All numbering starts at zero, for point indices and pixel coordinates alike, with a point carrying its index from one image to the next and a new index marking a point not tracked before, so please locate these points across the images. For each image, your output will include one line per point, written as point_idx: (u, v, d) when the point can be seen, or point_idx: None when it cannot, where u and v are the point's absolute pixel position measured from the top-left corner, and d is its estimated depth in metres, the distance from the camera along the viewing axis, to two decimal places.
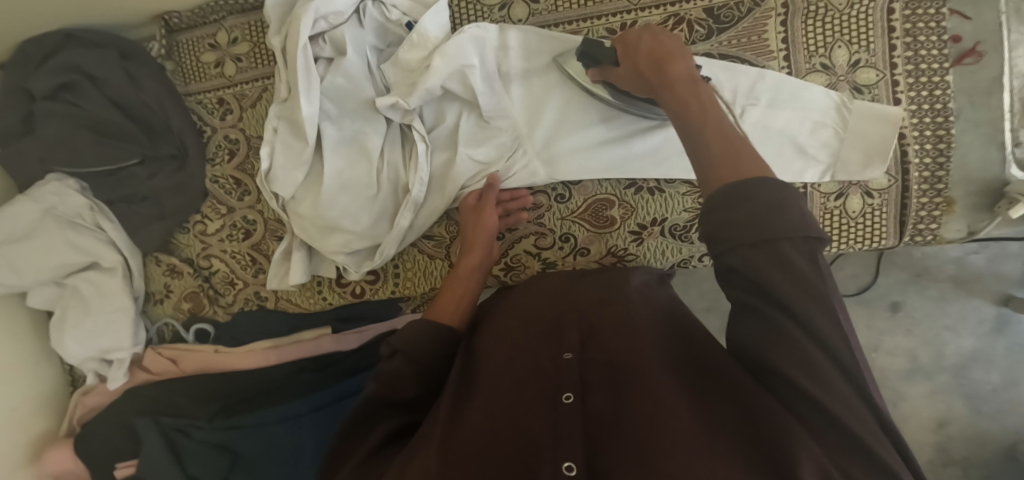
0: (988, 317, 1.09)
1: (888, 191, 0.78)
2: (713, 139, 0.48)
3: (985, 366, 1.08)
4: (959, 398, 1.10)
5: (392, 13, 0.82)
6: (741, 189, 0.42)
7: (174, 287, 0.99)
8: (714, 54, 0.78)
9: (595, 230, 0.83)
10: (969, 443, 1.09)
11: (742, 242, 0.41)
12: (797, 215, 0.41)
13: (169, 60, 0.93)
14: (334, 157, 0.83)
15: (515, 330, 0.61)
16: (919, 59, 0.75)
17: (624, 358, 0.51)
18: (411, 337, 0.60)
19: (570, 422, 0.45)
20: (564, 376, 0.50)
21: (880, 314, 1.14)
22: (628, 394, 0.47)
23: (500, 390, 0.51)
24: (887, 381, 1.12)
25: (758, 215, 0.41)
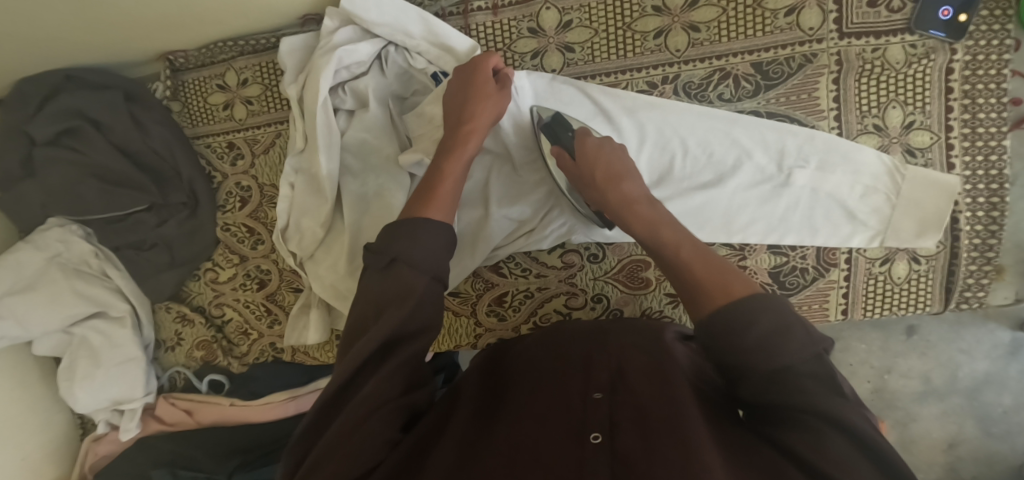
0: (1002, 342, 1.06)
1: (936, 258, 0.75)
2: (695, 267, 0.52)
3: (998, 389, 1.07)
4: (972, 420, 1.09)
5: (418, 61, 0.76)
6: (735, 315, 0.45)
7: (186, 335, 0.95)
8: (762, 112, 0.74)
9: (629, 291, 0.80)
10: (980, 463, 1.11)
11: (757, 366, 0.43)
12: (803, 336, 0.43)
13: (175, 101, 0.87)
14: (356, 215, 0.78)
15: (540, 371, 0.60)
16: (977, 122, 0.72)
17: (654, 404, 0.50)
18: (411, 244, 0.54)
19: (599, 463, 0.43)
20: (592, 417, 0.49)
21: (896, 336, 1.11)
22: (658, 439, 0.45)
23: (521, 423, 0.49)
24: (897, 403, 1.12)
25: (767, 338, 0.43)
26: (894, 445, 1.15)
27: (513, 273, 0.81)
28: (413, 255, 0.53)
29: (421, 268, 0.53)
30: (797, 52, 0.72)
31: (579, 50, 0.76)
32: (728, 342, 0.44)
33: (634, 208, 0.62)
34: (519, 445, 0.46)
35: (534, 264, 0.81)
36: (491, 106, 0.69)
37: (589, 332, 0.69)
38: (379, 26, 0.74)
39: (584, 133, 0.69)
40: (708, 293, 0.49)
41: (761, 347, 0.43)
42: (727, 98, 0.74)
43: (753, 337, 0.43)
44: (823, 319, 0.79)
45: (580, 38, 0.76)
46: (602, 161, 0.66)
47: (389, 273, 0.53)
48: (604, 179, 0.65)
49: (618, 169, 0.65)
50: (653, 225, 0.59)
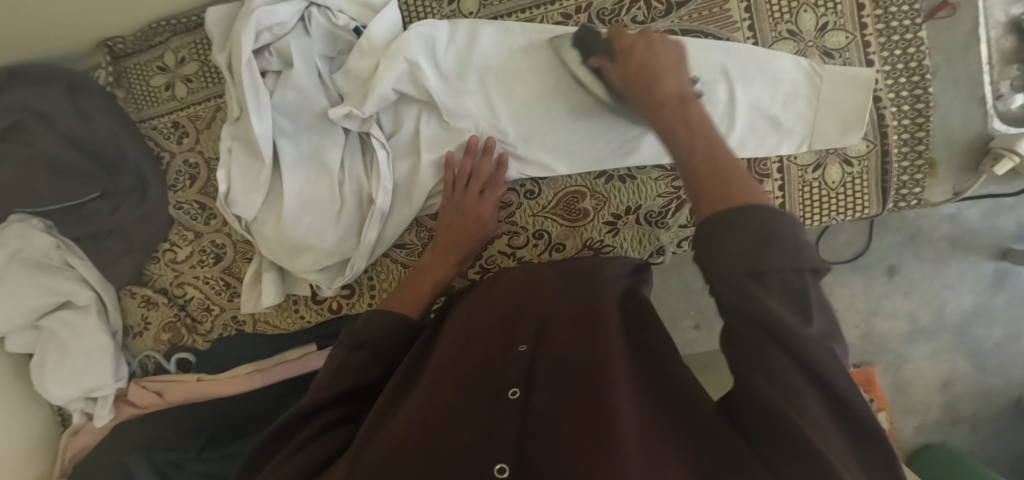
0: (986, 273, 1.19)
1: (868, 157, 0.75)
2: (702, 171, 0.49)
3: (986, 322, 1.20)
4: (963, 355, 1.21)
5: (339, 18, 0.79)
6: (725, 217, 0.42)
7: (152, 318, 0.97)
8: (677, 30, 0.75)
9: (568, 224, 0.80)
10: (976, 399, 1.22)
11: (735, 256, 0.40)
12: (791, 246, 0.39)
13: (119, 88, 0.90)
14: (295, 176, 0.80)
15: (471, 327, 0.60)
16: (890, 17, 0.72)
17: (571, 353, 0.52)
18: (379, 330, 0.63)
19: (511, 418, 0.45)
20: (513, 372, 0.50)
21: (879, 278, 1.23)
22: (574, 397, 0.46)
23: (440, 386, 0.52)
24: (889, 345, 1.23)
25: (757, 242, 0.40)
26: (889, 389, 1.24)
27: None
28: (381, 342, 0.62)
29: (382, 357, 0.62)
30: None
31: None
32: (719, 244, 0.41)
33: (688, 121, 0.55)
34: (440, 408, 0.48)
35: None
36: (475, 234, 0.76)
37: (527, 273, 0.66)
38: None
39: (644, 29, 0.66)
40: (712, 187, 0.47)
41: (739, 252, 0.40)
42: (640, 20, 0.75)
43: (736, 243, 0.40)
44: None
45: None
46: (636, 55, 0.64)
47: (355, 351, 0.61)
48: (638, 81, 0.62)
49: (654, 67, 0.61)
50: (689, 122, 0.55)
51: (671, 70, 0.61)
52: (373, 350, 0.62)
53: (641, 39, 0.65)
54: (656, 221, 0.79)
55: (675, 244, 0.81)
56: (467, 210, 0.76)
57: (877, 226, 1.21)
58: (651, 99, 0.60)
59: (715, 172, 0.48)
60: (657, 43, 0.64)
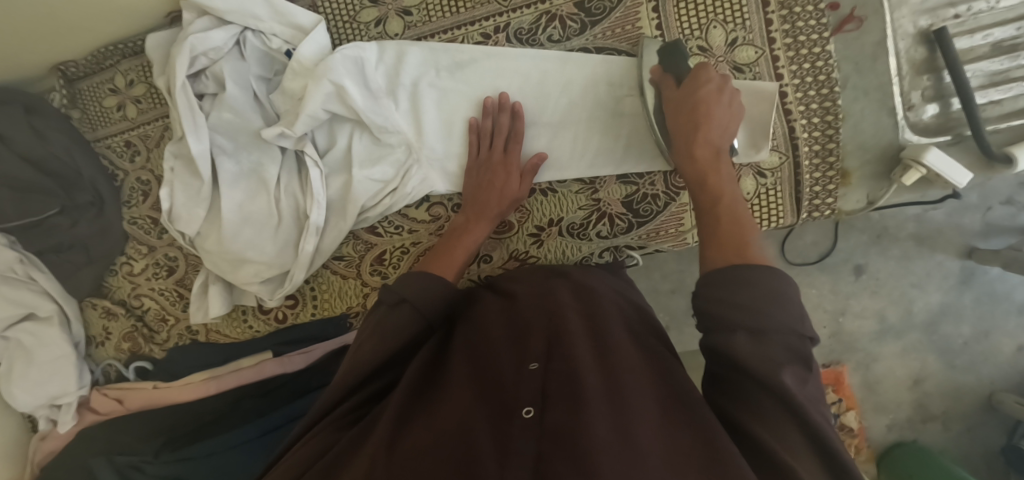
0: (955, 271, 1.20)
1: (780, 168, 0.76)
2: (724, 218, 0.57)
3: (955, 320, 1.21)
4: (933, 353, 1.22)
5: (273, 42, 0.82)
6: (743, 271, 0.50)
7: (112, 329, 1.02)
8: (591, 48, 0.77)
9: (494, 235, 0.83)
10: (946, 398, 1.23)
11: (739, 323, 0.47)
12: (792, 310, 0.47)
13: (74, 109, 0.94)
14: (233, 192, 0.84)
15: (480, 344, 0.60)
16: (797, 31, 0.73)
17: (584, 367, 0.51)
18: (422, 291, 0.64)
19: (526, 439, 0.43)
20: (524, 391, 0.49)
21: (846, 278, 1.23)
22: (593, 413, 0.45)
23: (450, 402, 0.51)
24: (857, 344, 1.24)
25: (755, 299, 0.47)
26: (860, 388, 1.25)
27: (388, 232, 0.86)
28: (423, 304, 0.64)
29: (423, 316, 0.64)
30: None
31: (416, 12, 0.80)
32: (720, 296, 0.49)
33: (709, 175, 0.62)
34: (448, 426, 0.47)
35: (405, 221, 0.86)
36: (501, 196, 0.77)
37: (537, 291, 0.68)
38: (228, 13, 0.80)
39: (704, 68, 0.67)
40: (726, 240, 0.55)
41: (752, 301, 0.47)
42: (556, 39, 0.78)
43: (743, 296, 0.48)
44: (682, 241, 0.81)
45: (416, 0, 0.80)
46: (704, 93, 0.65)
47: (393, 312, 0.63)
48: (688, 115, 0.65)
49: (705, 111, 0.64)
50: (714, 169, 0.63)
51: (726, 122, 0.65)
52: (411, 310, 0.63)
53: (717, 77, 0.66)
54: (579, 232, 0.81)
55: (598, 255, 0.83)
56: (494, 175, 0.77)
57: (841, 226, 1.20)
58: (688, 142, 0.65)
59: (732, 232, 0.56)
60: (726, 97, 0.65)
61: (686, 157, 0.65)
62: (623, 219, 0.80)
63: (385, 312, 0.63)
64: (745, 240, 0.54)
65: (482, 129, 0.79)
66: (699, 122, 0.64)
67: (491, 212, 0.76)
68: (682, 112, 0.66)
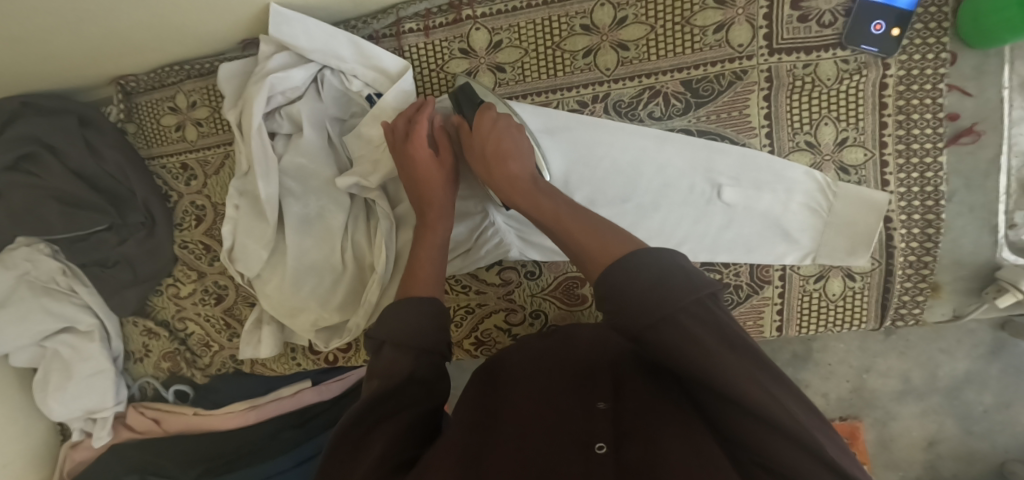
0: (983, 341, 1.12)
1: (871, 274, 0.74)
2: (580, 234, 0.56)
3: (979, 388, 1.13)
4: (951, 418, 1.16)
5: (353, 84, 0.77)
6: (615, 271, 0.49)
7: (152, 347, 0.99)
8: (693, 130, 0.74)
9: (566, 307, 0.81)
10: (959, 460, 1.19)
11: (638, 312, 0.45)
12: (682, 280, 0.45)
13: (130, 123, 0.89)
14: (299, 236, 0.81)
15: (542, 378, 0.62)
16: (911, 138, 0.70)
17: (653, 407, 0.53)
18: (397, 325, 0.57)
19: (605, 471, 0.47)
20: (596, 426, 0.52)
21: (874, 336, 1.17)
22: (661, 447, 0.47)
23: (522, 430, 0.53)
24: (876, 401, 1.19)
25: (648, 290, 0.46)
26: (874, 444, 1.22)
27: (455, 289, 0.83)
28: (399, 334, 0.57)
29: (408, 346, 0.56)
30: (727, 69, 0.72)
31: (509, 69, 0.76)
32: (641, 284, 0.46)
33: (558, 215, 0.61)
34: (522, 451, 0.50)
35: (475, 281, 0.82)
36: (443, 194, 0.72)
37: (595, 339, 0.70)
38: (310, 52, 0.75)
39: (487, 106, 0.70)
40: (587, 252, 0.54)
41: (641, 289, 0.46)
42: (658, 116, 0.74)
43: (635, 287, 0.46)
44: (759, 336, 0.78)
45: (511, 58, 0.76)
46: (491, 139, 0.68)
47: (381, 357, 0.57)
48: (493, 156, 0.68)
49: (506, 147, 0.68)
50: (538, 205, 0.63)
51: (518, 150, 0.68)
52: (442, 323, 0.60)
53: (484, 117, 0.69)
54: None
55: None
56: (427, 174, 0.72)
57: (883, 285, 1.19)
58: (502, 181, 0.67)
59: (593, 245, 0.54)
60: (502, 125, 0.69)
61: (504, 192, 0.67)
62: None
63: (375, 363, 0.57)
64: (606, 243, 0.53)
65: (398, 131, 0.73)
66: (501, 162, 0.67)
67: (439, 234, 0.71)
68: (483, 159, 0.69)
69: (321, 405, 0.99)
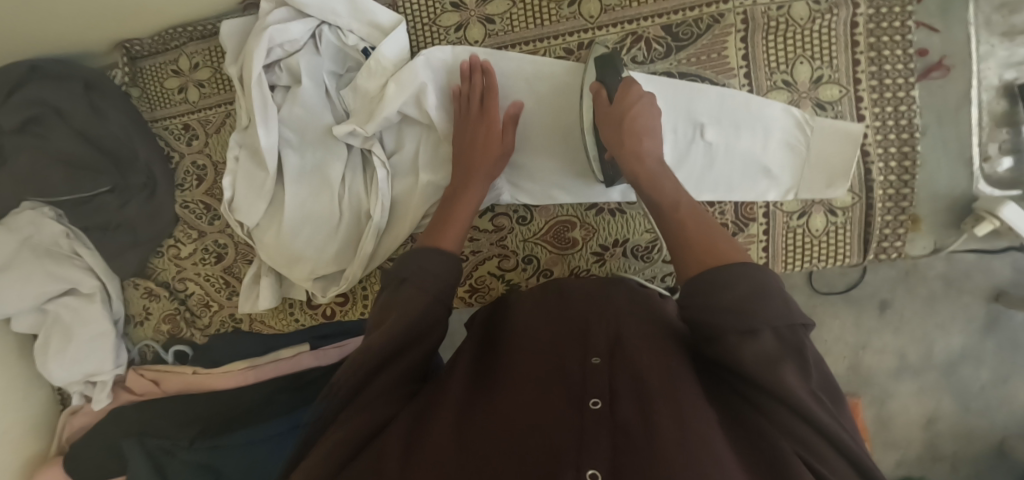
0: (979, 316, 1.18)
1: (852, 209, 0.76)
2: (692, 227, 0.57)
3: (975, 363, 1.19)
4: (948, 394, 1.21)
5: (349, 38, 0.81)
6: (720, 273, 0.49)
7: (152, 310, 1.01)
8: (675, 73, 0.77)
9: (557, 251, 0.83)
10: (959, 438, 1.21)
11: (728, 326, 0.46)
12: (779, 302, 0.47)
13: (135, 87, 0.93)
14: (296, 186, 0.83)
15: (535, 339, 0.58)
16: (883, 74, 0.73)
17: (654, 370, 0.50)
18: (422, 267, 0.59)
19: (601, 430, 0.43)
20: (592, 382, 0.49)
21: (870, 312, 1.23)
22: (659, 408, 0.46)
23: (518, 390, 0.50)
24: (876, 379, 1.24)
25: (746, 299, 0.47)
26: (874, 423, 1.25)
27: None
28: (426, 280, 0.58)
29: (433, 295, 0.57)
30: (705, 14, 0.75)
31: (499, 21, 0.80)
32: (737, 293, 0.47)
33: (679, 206, 0.60)
34: (517, 412, 0.47)
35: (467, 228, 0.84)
36: (488, 160, 0.74)
37: (591, 293, 0.66)
38: (308, 7, 0.79)
39: (630, 82, 0.70)
40: (705, 254, 0.52)
41: (739, 298, 0.47)
42: (640, 60, 0.77)
43: (733, 294, 0.47)
44: None
45: (499, 9, 0.79)
46: (633, 112, 0.68)
47: (399, 292, 0.57)
48: (627, 127, 0.67)
49: (641, 124, 0.67)
50: (656, 181, 0.63)
51: (651, 132, 0.68)
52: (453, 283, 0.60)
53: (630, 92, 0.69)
54: (642, 254, 0.81)
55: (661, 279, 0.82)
56: (473, 136, 0.75)
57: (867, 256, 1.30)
58: (630, 152, 0.66)
59: (718, 249, 0.52)
60: (643, 105, 0.69)
61: (630, 161, 0.65)
62: None
63: (382, 304, 0.57)
64: (717, 243, 0.53)
65: (462, 93, 0.77)
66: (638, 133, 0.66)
67: (476, 194, 0.72)
68: (616, 125, 0.68)
69: (318, 371, 0.98)
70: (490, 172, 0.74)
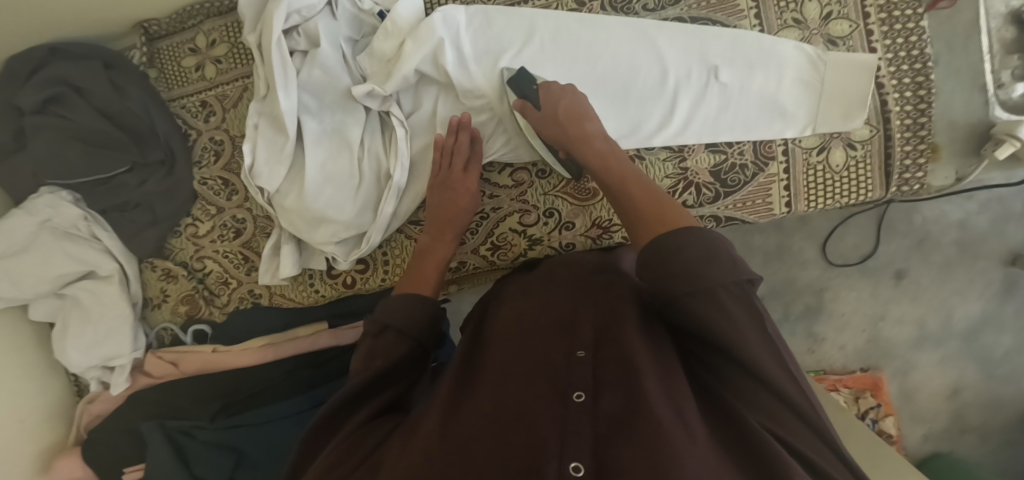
0: (1001, 283, 1.36)
1: (871, 141, 0.77)
2: (637, 200, 0.61)
3: (997, 329, 1.35)
4: (970, 363, 1.36)
5: (365, 3, 0.84)
6: (669, 241, 0.53)
7: (170, 291, 1.00)
8: (686, 18, 0.78)
9: (578, 202, 0.83)
10: (986, 408, 1.37)
11: (679, 288, 0.50)
12: (727, 262, 0.49)
13: (151, 68, 0.94)
14: (316, 149, 0.83)
15: (519, 331, 0.59)
16: (891, 7, 0.74)
17: (636, 359, 0.51)
18: (394, 309, 0.64)
19: (584, 421, 0.44)
20: (575, 374, 0.50)
21: (886, 282, 1.38)
22: (636, 396, 0.47)
23: (503, 383, 0.51)
24: (902, 351, 1.38)
25: (694, 263, 0.50)
26: (897, 396, 1.38)
27: None
28: (406, 325, 0.63)
29: (410, 337, 0.62)
30: None
31: None
32: (690, 257, 0.50)
33: (607, 162, 0.68)
34: (503, 405, 0.47)
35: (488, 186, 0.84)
36: (462, 212, 0.78)
37: (576, 284, 0.67)
38: None
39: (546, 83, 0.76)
40: (647, 221, 0.58)
41: (690, 261, 0.50)
42: (651, 8, 0.79)
43: (688, 259, 0.50)
44: (768, 213, 0.80)
45: None
46: (564, 103, 0.74)
47: (381, 339, 0.62)
48: (567, 121, 0.73)
49: (577, 114, 0.73)
50: (604, 161, 0.68)
51: (591, 116, 0.74)
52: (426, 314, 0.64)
53: (554, 89, 0.75)
54: None
55: None
56: (442, 193, 0.79)
57: (884, 230, 1.36)
58: (578, 144, 0.71)
59: (655, 212, 0.58)
60: (569, 98, 0.74)
61: (579, 148, 0.71)
62: (710, 189, 0.80)
63: (370, 344, 0.62)
64: (661, 209, 0.58)
65: (444, 147, 0.79)
66: (579, 122, 0.72)
67: (456, 229, 0.77)
68: (556, 121, 0.74)
69: (337, 349, 0.99)
70: (462, 222, 0.78)
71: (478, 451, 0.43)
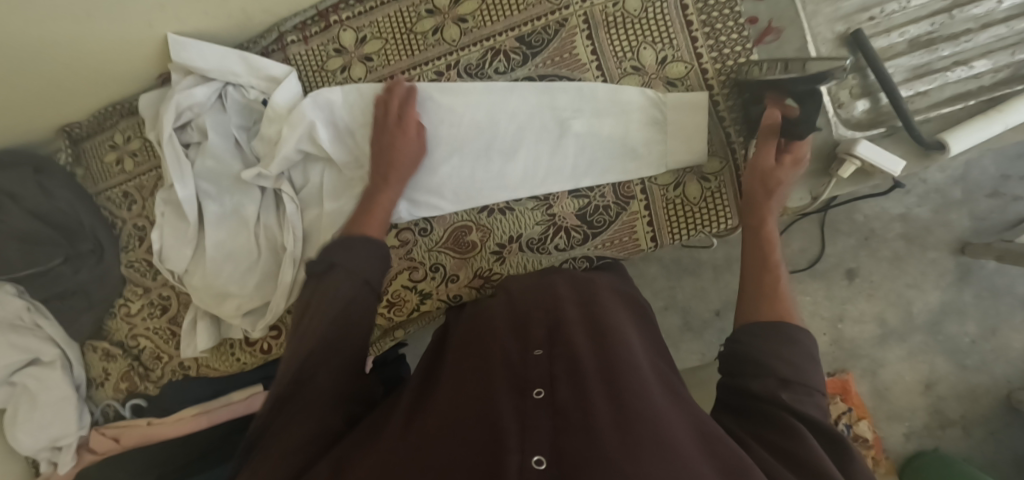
0: (951, 270, 1.33)
1: (722, 173, 0.82)
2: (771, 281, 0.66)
3: (958, 318, 1.32)
4: (939, 354, 1.32)
5: (250, 93, 0.91)
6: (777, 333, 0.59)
7: (111, 370, 1.06)
8: (535, 76, 0.84)
9: (459, 256, 0.87)
10: (961, 399, 1.31)
11: (776, 372, 0.55)
12: (812, 363, 0.57)
13: (78, 167, 1.04)
14: (217, 230, 0.90)
15: (479, 339, 0.62)
16: (721, 45, 0.80)
17: (587, 353, 0.54)
18: (348, 253, 0.66)
19: (540, 414, 0.46)
20: (532, 373, 0.52)
21: (839, 282, 1.35)
22: (596, 389, 0.48)
23: (460, 391, 0.53)
24: (866, 350, 1.34)
25: (793, 359, 0.56)
26: (870, 395, 1.34)
27: None
28: (364, 272, 0.65)
29: (359, 276, 0.64)
30: (551, 20, 0.83)
31: (376, 58, 0.89)
32: (768, 347, 0.57)
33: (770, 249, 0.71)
34: (462, 409, 0.49)
35: None
36: (406, 165, 0.79)
37: (531, 284, 0.72)
38: (209, 71, 0.88)
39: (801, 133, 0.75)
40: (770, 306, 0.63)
41: (790, 357, 0.56)
42: (502, 71, 0.85)
43: (789, 354, 0.57)
44: (636, 249, 0.84)
45: (375, 48, 0.89)
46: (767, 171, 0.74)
47: (327, 277, 0.64)
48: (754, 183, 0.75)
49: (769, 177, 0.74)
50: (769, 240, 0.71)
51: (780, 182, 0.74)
52: (379, 260, 0.68)
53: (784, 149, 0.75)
54: (539, 247, 0.85)
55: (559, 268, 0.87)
56: (395, 138, 0.80)
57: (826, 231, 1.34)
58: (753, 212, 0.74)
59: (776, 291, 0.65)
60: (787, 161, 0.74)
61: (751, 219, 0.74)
62: (579, 232, 0.84)
63: (317, 282, 0.64)
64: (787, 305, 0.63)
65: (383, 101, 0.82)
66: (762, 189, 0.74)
67: (403, 173, 0.79)
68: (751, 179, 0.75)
69: None
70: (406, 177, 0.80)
71: (437, 451, 0.45)
